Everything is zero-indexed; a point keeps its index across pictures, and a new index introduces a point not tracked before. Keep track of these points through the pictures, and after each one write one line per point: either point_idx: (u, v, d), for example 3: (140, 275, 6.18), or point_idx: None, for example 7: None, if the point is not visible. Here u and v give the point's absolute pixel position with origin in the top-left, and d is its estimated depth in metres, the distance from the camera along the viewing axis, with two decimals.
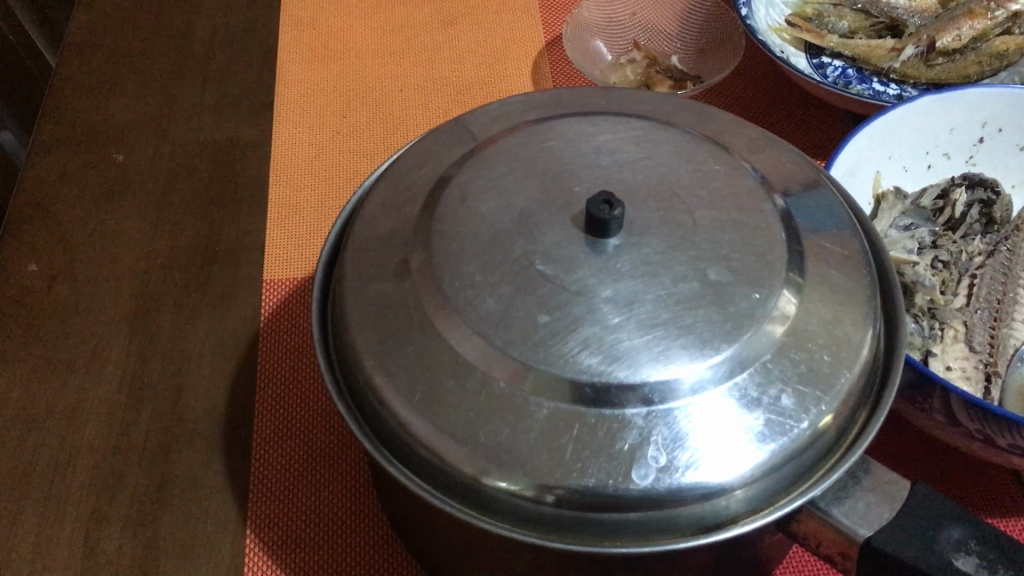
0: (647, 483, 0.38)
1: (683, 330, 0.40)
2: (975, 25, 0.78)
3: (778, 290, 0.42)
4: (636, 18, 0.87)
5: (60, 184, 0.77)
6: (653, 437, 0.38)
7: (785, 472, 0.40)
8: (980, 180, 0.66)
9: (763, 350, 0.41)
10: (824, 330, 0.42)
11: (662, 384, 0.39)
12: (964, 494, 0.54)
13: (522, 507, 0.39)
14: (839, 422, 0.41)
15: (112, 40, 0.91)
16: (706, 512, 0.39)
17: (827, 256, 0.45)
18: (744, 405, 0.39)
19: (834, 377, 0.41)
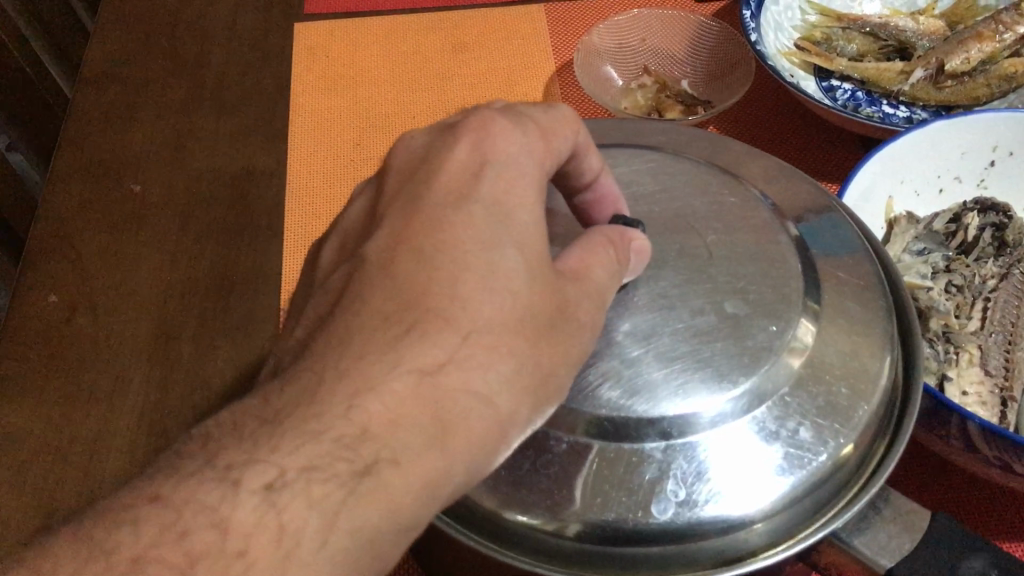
0: (666, 517, 0.38)
1: (700, 363, 0.40)
2: (984, 48, 0.80)
3: (796, 321, 0.42)
4: (646, 43, 0.88)
5: (79, 216, 0.78)
6: (675, 466, 0.39)
7: (804, 505, 0.40)
8: (993, 205, 0.67)
9: (782, 382, 0.41)
10: (842, 362, 0.43)
11: (683, 415, 0.39)
12: (980, 522, 0.54)
13: (543, 542, 0.40)
14: (859, 455, 0.42)
15: (130, 72, 0.92)
16: (725, 545, 0.39)
17: (843, 286, 0.45)
18: (762, 435, 0.40)
19: (854, 409, 0.41)
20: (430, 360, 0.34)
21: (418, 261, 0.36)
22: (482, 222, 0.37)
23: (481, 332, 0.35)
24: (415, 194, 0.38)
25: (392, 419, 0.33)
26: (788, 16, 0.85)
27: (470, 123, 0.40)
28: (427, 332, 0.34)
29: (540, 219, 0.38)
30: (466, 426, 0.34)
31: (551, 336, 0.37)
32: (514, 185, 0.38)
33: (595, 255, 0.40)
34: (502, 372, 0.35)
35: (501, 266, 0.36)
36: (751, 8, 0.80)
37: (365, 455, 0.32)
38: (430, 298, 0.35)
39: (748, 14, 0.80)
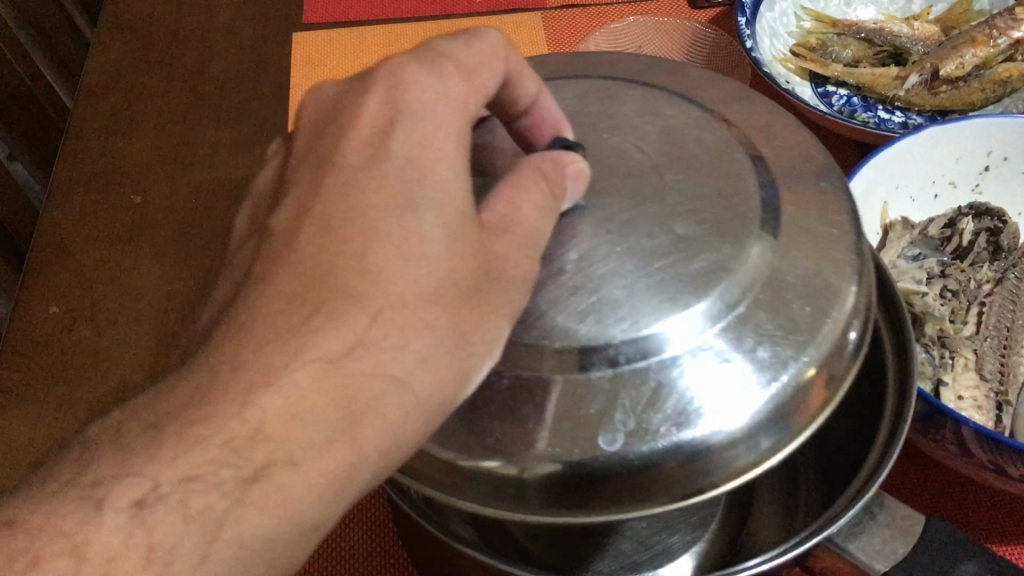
0: (615, 447, 0.35)
1: (649, 289, 0.37)
2: (978, 53, 0.80)
3: (753, 241, 0.39)
4: (641, 51, 0.88)
5: (79, 226, 0.78)
6: (624, 394, 0.36)
7: (770, 434, 0.37)
8: (987, 210, 0.68)
9: (736, 302, 0.37)
10: (806, 281, 0.39)
11: (633, 342, 0.36)
12: (976, 525, 0.54)
13: (500, 485, 0.37)
14: (828, 376, 0.38)
15: (128, 81, 0.92)
16: (683, 477, 0.37)
17: (808, 204, 0.41)
18: (715, 361, 0.36)
19: (816, 325, 0.38)
20: (333, 346, 0.31)
21: (323, 235, 0.33)
22: (393, 187, 0.34)
23: (390, 306, 0.32)
24: (326, 156, 0.36)
25: (291, 415, 0.31)
26: (784, 22, 0.86)
27: (382, 68, 0.37)
28: (333, 315, 0.32)
29: (462, 175, 0.35)
30: (379, 411, 0.32)
31: (476, 300, 0.34)
32: (430, 134, 0.35)
33: (524, 195, 0.36)
34: (418, 352, 0.33)
35: (412, 234, 0.33)
36: (746, 15, 0.81)
37: (256, 460, 0.31)
38: (332, 278, 0.32)
39: (743, 22, 0.80)
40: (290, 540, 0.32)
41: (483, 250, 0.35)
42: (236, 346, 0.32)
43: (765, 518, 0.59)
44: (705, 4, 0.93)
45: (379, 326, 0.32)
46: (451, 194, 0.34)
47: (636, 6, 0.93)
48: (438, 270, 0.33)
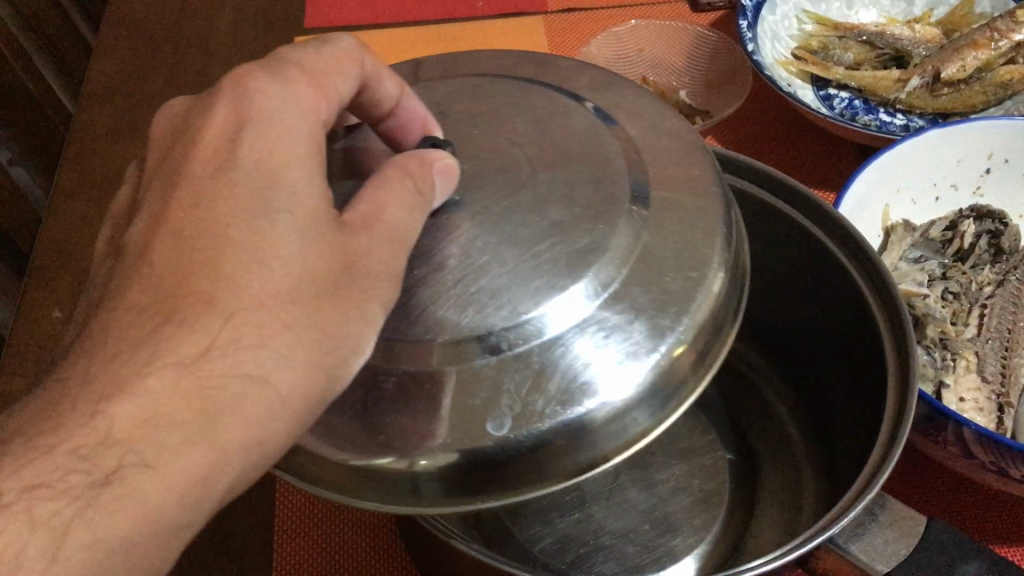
0: (504, 432, 0.36)
1: (515, 275, 0.37)
2: (980, 56, 0.80)
3: (618, 223, 0.39)
4: (645, 54, 0.89)
5: (81, 232, 0.81)
6: (502, 380, 0.36)
7: (654, 406, 0.38)
8: (989, 212, 0.68)
9: (604, 283, 0.38)
10: (675, 254, 0.40)
11: (514, 329, 0.37)
12: (977, 525, 0.54)
13: (395, 479, 0.38)
14: (704, 343, 0.39)
15: (129, 87, 0.94)
16: (575, 454, 0.37)
17: (675, 182, 0.42)
18: (593, 343, 0.37)
19: (689, 295, 0.39)
20: (187, 348, 0.32)
21: (172, 240, 0.34)
22: (244, 192, 0.35)
23: (248, 305, 0.33)
24: (176, 168, 0.37)
25: (143, 421, 0.31)
26: (785, 25, 0.86)
27: (228, 80, 0.38)
28: (188, 319, 0.33)
29: (313, 178, 0.36)
30: (239, 410, 0.33)
31: (340, 295, 0.35)
32: (280, 139, 0.36)
33: (386, 194, 0.37)
34: (280, 347, 0.34)
35: (265, 236, 0.34)
36: (748, 18, 0.81)
37: (104, 464, 0.31)
38: (191, 287, 0.33)
39: (745, 25, 0.80)
40: (159, 540, 0.32)
41: (342, 247, 0.36)
42: (100, 363, 0.33)
43: (766, 521, 0.59)
44: (706, 6, 0.93)
45: (238, 324, 0.33)
46: (301, 196, 0.36)
47: (637, 10, 0.94)
48: (294, 266, 0.34)
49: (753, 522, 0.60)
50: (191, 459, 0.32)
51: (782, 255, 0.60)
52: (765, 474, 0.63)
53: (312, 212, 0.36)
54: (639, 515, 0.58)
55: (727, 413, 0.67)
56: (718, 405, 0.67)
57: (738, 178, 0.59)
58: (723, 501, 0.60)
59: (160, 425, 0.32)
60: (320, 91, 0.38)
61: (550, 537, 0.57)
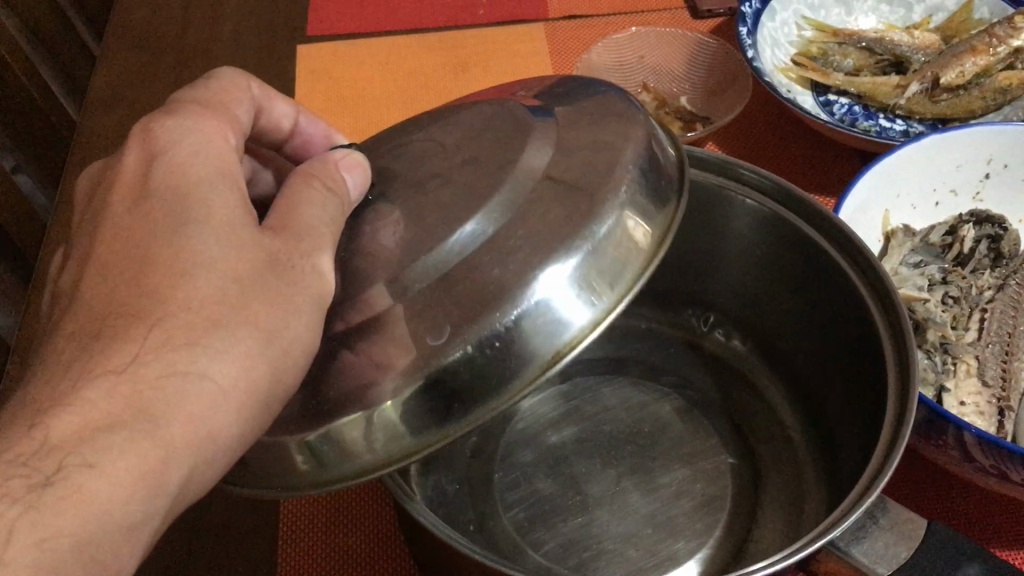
0: (445, 338, 0.38)
1: (444, 212, 0.41)
2: (978, 61, 0.80)
3: (527, 143, 0.42)
4: (644, 60, 0.90)
5: None
6: (432, 320, 0.39)
7: (603, 291, 0.40)
8: (988, 217, 0.68)
9: (520, 190, 0.41)
10: (592, 151, 0.42)
11: (434, 252, 0.39)
12: (978, 529, 0.55)
13: (364, 436, 0.39)
14: (639, 216, 0.41)
15: (133, 96, 0.96)
16: (539, 342, 0.39)
17: (585, 111, 0.45)
18: (509, 260, 0.39)
19: (609, 176, 0.41)
20: (118, 360, 0.35)
21: (103, 274, 0.38)
22: (161, 216, 0.39)
23: (178, 312, 0.36)
24: (99, 214, 0.41)
25: (83, 427, 0.34)
26: (785, 31, 0.86)
27: (137, 131, 0.43)
28: (121, 334, 0.36)
29: (223, 191, 0.40)
30: (183, 407, 0.35)
31: (264, 290, 0.38)
32: (186, 164, 0.41)
33: (302, 196, 0.41)
34: (212, 345, 0.37)
35: (187, 250, 0.38)
36: (747, 25, 0.81)
37: (46, 468, 0.33)
38: (119, 307, 0.37)
39: (745, 31, 0.81)
40: (113, 539, 0.34)
41: (266, 248, 0.39)
42: (50, 375, 0.36)
43: (767, 524, 0.59)
44: (706, 13, 0.93)
45: (169, 330, 0.36)
46: (214, 206, 0.39)
47: (638, 15, 0.94)
48: (221, 269, 0.38)
49: (757, 525, 0.59)
50: (136, 457, 0.34)
51: (778, 255, 0.61)
52: (770, 479, 0.63)
53: (228, 218, 0.39)
54: (641, 519, 0.58)
55: (728, 416, 0.68)
56: (720, 410, 0.68)
57: (731, 182, 0.59)
58: (726, 506, 0.60)
59: (117, 427, 0.34)
60: (220, 121, 0.44)
61: (552, 542, 0.57)
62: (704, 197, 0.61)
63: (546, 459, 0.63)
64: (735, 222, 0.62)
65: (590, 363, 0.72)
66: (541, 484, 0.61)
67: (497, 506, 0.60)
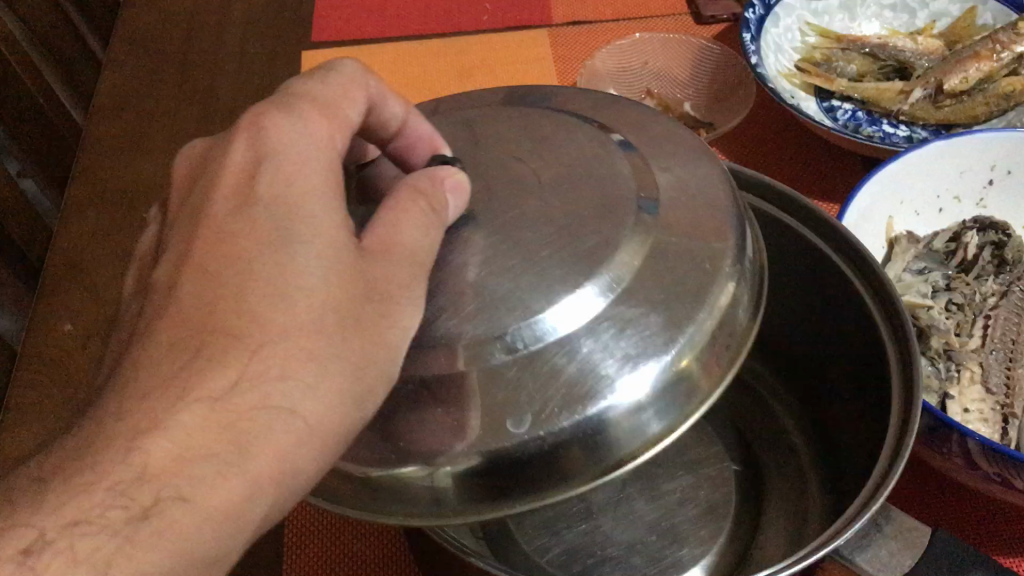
0: (523, 430, 0.37)
1: (535, 270, 0.38)
2: (982, 67, 0.80)
3: (628, 212, 0.40)
4: (647, 66, 0.90)
5: (89, 245, 0.83)
6: (519, 384, 0.37)
7: (672, 402, 0.39)
8: (991, 224, 0.68)
9: (622, 274, 0.39)
10: (688, 246, 0.41)
11: (526, 328, 0.37)
12: (980, 536, 0.55)
13: (420, 489, 0.39)
14: (722, 336, 0.40)
15: (139, 103, 0.96)
16: (603, 451, 0.38)
17: (676, 180, 0.44)
18: (601, 346, 0.38)
19: (704, 288, 0.40)
20: (215, 386, 0.32)
21: (195, 279, 0.34)
22: (266, 224, 0.36)
23: (277, 339, 0.33)
24: (199, 206, 0.38)
25: (179, 458, 0.31)
26: (788, 37, 0.86)
27: (243, 121, 0.39)
28: (219, 353, 0.32)
29: (330, 208, 0.37)
30: (270, 441, 0.33)
31: (362, 321, 0.36)
32: (292, 174, 0.37)
33: (404, 215, 0.38)
34: (307, 379, 0.34)
35: (288, 270, 0.34)
36: (750, 31, 0.81)
37: (143, 500, 0.30)
38: (215, 320, 0.33)
39: (748, 37, 0.81)
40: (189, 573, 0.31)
41: (366, 274, 0.36)
42: (124, 390, 0.32)
43: (772, 533, 0.59)
44: (710, 19, 0.94)
45: (269, 360, 0.33)
46: (321, 227, 0.36)
47: (642, 22, 0.94)
48: (326, 296, 0.35)
49: (761, 532, 0.60)
50: (226, 492, 0.31)
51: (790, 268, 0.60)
52: (772, 485, 0.63)
53: (331, 245, 0.36)
54: (646, 526, 0.58)
55: (729, 421, 0.68)
56: (723, 417, 0.68)
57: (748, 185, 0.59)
58: (728, 514, 0.60)
59: (208, 458, 0.31)
60: (329, 125, 0.39)
61: (556, 548, 0.57)
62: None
63: None
64: None
65: None
66: None
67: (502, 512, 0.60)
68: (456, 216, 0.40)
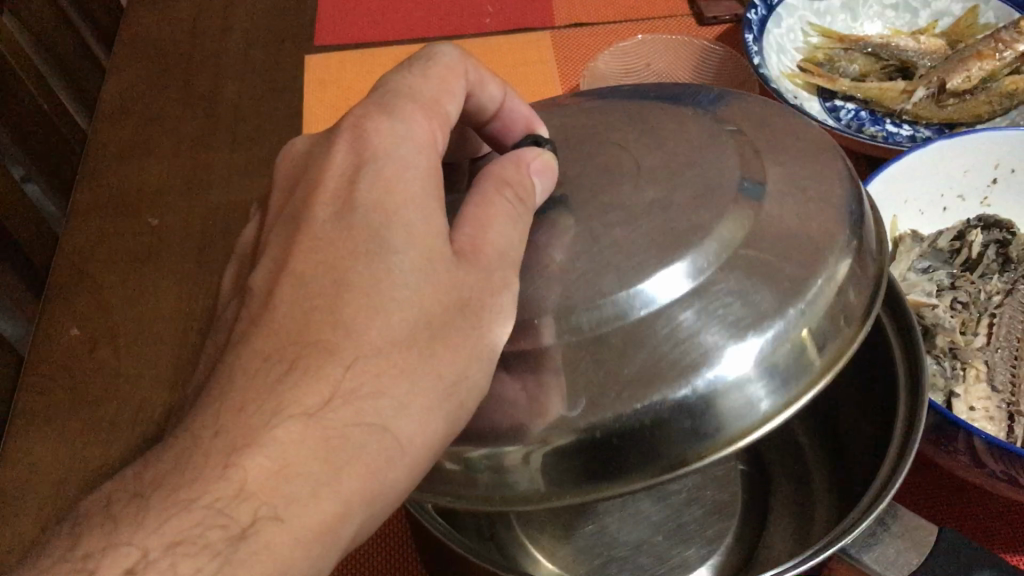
0: (578, 413, 0.37)
1: (630, 244, 0.38)
2: (985, 65, 0.80)
3: (735, 201, 0.40)
4: (651, 68, 0.89)
5: (95, 250, 0.83)
6: (601, 357, 0.37)
7: (775, 384, 0.38)
8: (996, 222, 0.69)
9: (714, 259, 0.38)
10: (788, 241, 0.39)
11: (603, 307, 0.37)
12: (987, 535, 0.55)
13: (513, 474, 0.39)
14: (811, 346, 0.39)
15: (142, 108, 0.96)
16: (666, 449, 0.38)
17: (795, 159, 0.43)
18: (695, 321, 0.37)
19: (797, 292, 0.38)
20: (309, 401, 0.33)
21: (295, 290, 0.36)
22: (364, 234, 0.36)
23: (368, 355, 0.34)
24: (300, 216, 0.39)
25: (275, 473, 0.33)
26: (790, 38, 0.87)
27: (349, 128, 0.40)
28: (314, 368, 0.34)
29: (429, 213, 0.37)
30: (363, 458, 0.34)
31: (452, 333, 0.36)
32: (396, 179, 0.38)
33: (491, 210, 0.38)
34: (395, 399, 0.35)
35: (384, 281, 0.36)
36: (753, 31, 0.82)
37: (242, 517, 0.32)
38: (311, 335, 0.34)
39: (751, 38, 0.81)
40: None
41: (457, 281, 0.37)
42: (219, 405, 0.34)
43: (780, 530, 0.59)
44: (711, 21, 0.94)
45: (361, 375, 0.34)
46: (422, 238, 0.37)
47: (644, 23, 0.94)
48: (421, 308, 0.36)
49: (767, 532, 0.60)
50: (317, 512, 0.33)
51: None
52: (778, 484, 0.63)
53: (432, 256, 0.37)
54: (652, 526, 0.58)
55: None
56: None
57: None
58: (736, 512, 0.61)
59: (297, 477, 0.33)
60: (429, 122, 0.40)
61: (565, 548, 0.58)
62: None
63: None
64: None
65: None
66: None
67: None
68: (543, 198, 0.40)
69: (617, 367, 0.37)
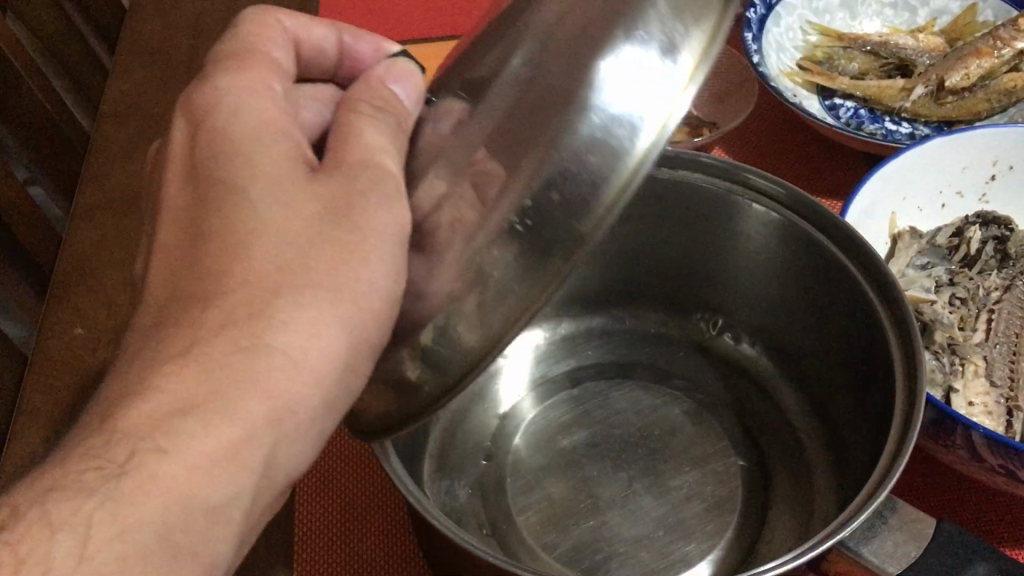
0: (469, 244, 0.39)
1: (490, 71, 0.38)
2: (983, 63, 0.80)
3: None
4: None
5: (98, 250, 0.84)
6: (467, 176, 0.38)
7: (663, 73, 0.37)
8: (994, 218, 0.69)
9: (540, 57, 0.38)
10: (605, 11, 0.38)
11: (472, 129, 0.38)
12: (987, 529, 0.55)
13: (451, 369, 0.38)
14: (651, 88, 0.37)
15: (145, 108, 0.97)
16: (567, 224, 0.37)
17: None
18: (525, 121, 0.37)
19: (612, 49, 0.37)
20: (185, 339, 0.36)
21: (187, 266, 0.39)
22: (231, 190, 0.39)
23: (242, 282, 0.37)
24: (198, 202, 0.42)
25: (167, 411, 0.35)
26: (790, 36, 0.87)
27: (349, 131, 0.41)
28: (191, 315, 0.37)
29: (285, 155, 0.41)
30: (257, 379, 0.36)
31: (329, 251, 0.39)
32: (253, 134, 0.41)
33: (352, 124, 0.41)
34: (280, 318, 0.37)
35: (251, 220, 0.38)
36: (752, 31, 0.82)
37: (119, 456, 0.34)
38: (193, 289, 0.37)
39: (750, 37, 0.81)
40: None
41: (325, 200, 0.39)
42: (148, 377, 0.35)
43: (780, 523, 0.60)
44: None
45: (233, 305, 0.36)
46: (280, 173, 0.40)
47: None
48: (295, 231, 0.38)
49: (768, 525, 0.60)
50: None
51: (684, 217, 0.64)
52: (779, 480, 0.63)
53: (294, 186, 0.39)
54: (653, 522, 0.59)
55: (738, 416, 0.68)
56: (728, 412, 0.68)
57: (729, 185, 0.61)
58: (736, 507, 0.61)
59: (189, 411, 0.35)
60: (258, 79, 0.44)
61: (564, 544, 0.58)
62: (696, 200, 0.63)
63: (560, 464, 0.63)
64: (743, 226, 0.62)
65: (602, 366, 0.72)
66: (553, 488, 0.62)
67: (509, 509, 0.61)
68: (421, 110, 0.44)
69: (514, 135, 0.37)
